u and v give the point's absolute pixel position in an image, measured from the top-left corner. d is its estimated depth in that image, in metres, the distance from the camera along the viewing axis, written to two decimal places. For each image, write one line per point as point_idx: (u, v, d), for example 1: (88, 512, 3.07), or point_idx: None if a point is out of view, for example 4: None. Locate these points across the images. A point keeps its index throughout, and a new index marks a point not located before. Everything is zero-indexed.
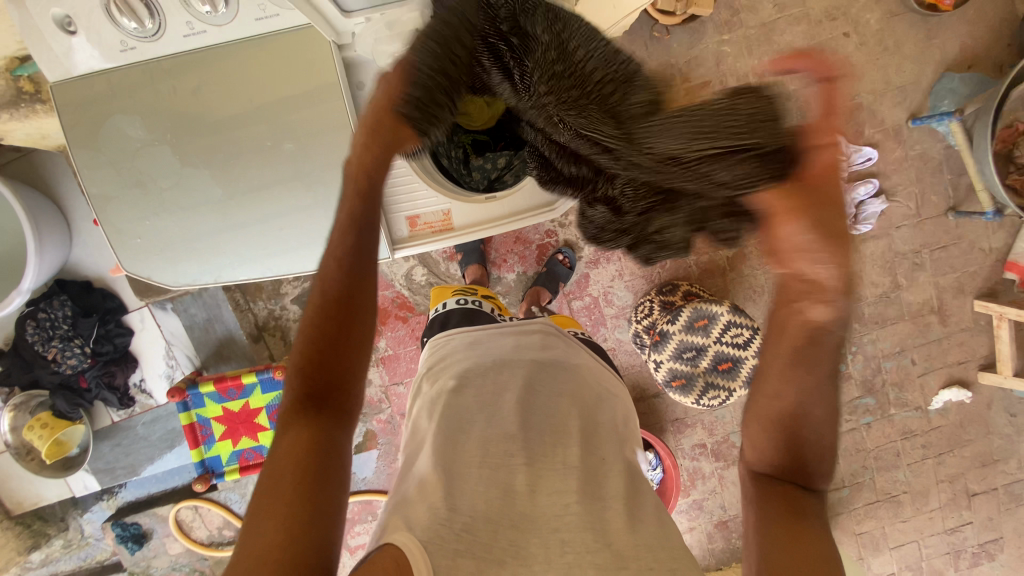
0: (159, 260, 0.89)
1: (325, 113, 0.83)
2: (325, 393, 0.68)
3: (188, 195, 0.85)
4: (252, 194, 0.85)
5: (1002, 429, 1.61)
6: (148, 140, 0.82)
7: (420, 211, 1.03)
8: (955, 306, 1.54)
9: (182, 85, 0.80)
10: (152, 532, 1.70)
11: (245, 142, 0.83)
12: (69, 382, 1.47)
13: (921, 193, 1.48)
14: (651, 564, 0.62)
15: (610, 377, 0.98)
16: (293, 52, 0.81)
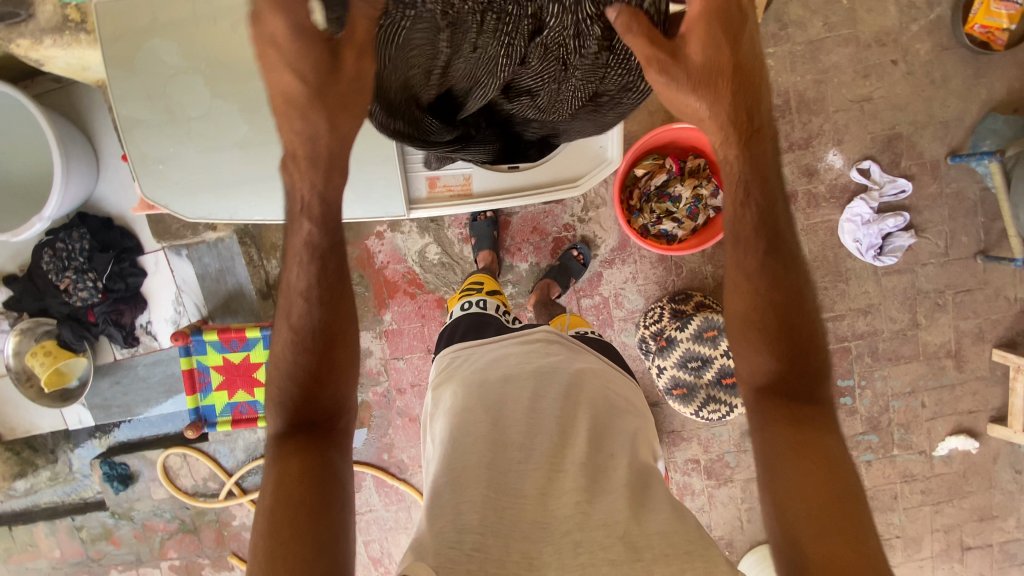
0: (175, 190, 0.90)
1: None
2: (314, 415, 0.70)
3: (214, 128, 0.86)
4: (277, 139, 0.87)
5: (1005, 484, 1.57)
6: (183, 68, 0.82)
7: (441, 172, 1.02)
8: (973, 352, 1.50)
9: (222, 18, 0.80)
10: (138, 475, 1.72)
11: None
12: (77, 315, 1.48)
13: (951, 232, 1.44)
14: (666, 551, 0.61)
15: (620, 378, 0.95)
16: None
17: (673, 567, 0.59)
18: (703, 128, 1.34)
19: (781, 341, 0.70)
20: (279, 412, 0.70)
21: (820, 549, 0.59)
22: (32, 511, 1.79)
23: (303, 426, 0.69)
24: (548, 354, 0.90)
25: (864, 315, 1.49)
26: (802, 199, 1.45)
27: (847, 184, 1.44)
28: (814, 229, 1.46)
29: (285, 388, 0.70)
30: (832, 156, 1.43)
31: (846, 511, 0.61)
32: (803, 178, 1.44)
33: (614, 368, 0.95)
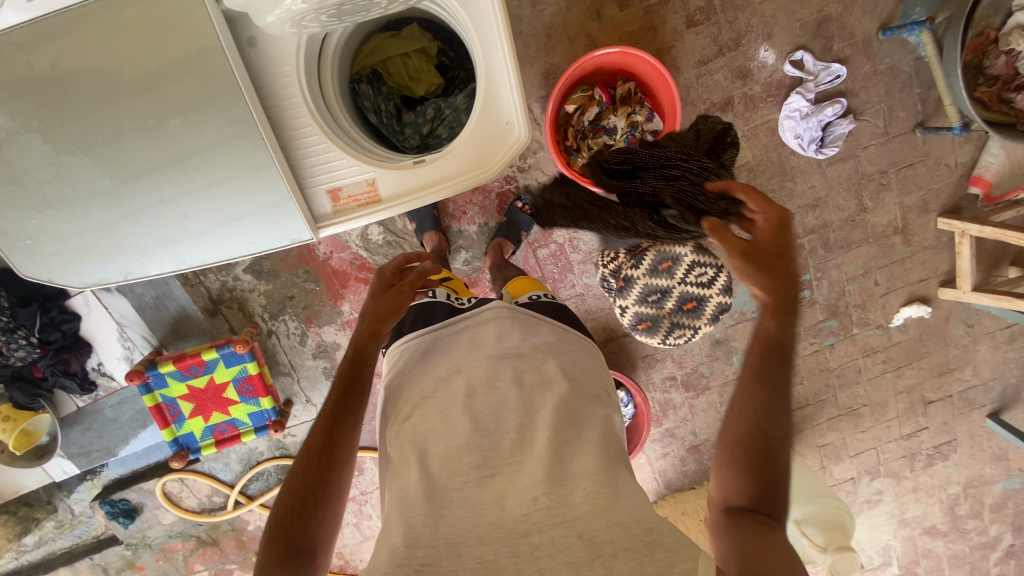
0: (58, 259, 0.85)
1: (201, 81, 0.78)
2: (300, 535, 0.72)
3: (72, 186, 0.80)
4: (144, 178, 0.81)
5: (958, 339, 1.68)
6: (15, 126, 0.75)
7: (341, 182, 0.94)
8: (919, 225, 1.54)
9: (35, 59, 0.73)
10: (142, 505, 1.74)
11: (125, 128, 0.78)
12: (21, 374, 1.41)
13: (889, 110, 1.42)
14: (625, 546, 0.65)
15: (574, 338, 1.01)
16: (156, 14, 0.74)
17: (632, 564, 0.63)
18: (627, 49, 1.26)
19: (759, 461, 0.74)
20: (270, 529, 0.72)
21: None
22: (50, 559, 1.80)
23: (285, 550, 0.70)
24: (501, 336, 0.95)
25: (813, 210, 1.50)
26: (739, 103, 1.40)
27: (782, 79, 1.39)
28: (755, 132, 1.42)
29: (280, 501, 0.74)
30: (763, 53, 1.36)
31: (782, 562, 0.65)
32: (737, 82, 1.38)
33: (569, 332, 1.01)
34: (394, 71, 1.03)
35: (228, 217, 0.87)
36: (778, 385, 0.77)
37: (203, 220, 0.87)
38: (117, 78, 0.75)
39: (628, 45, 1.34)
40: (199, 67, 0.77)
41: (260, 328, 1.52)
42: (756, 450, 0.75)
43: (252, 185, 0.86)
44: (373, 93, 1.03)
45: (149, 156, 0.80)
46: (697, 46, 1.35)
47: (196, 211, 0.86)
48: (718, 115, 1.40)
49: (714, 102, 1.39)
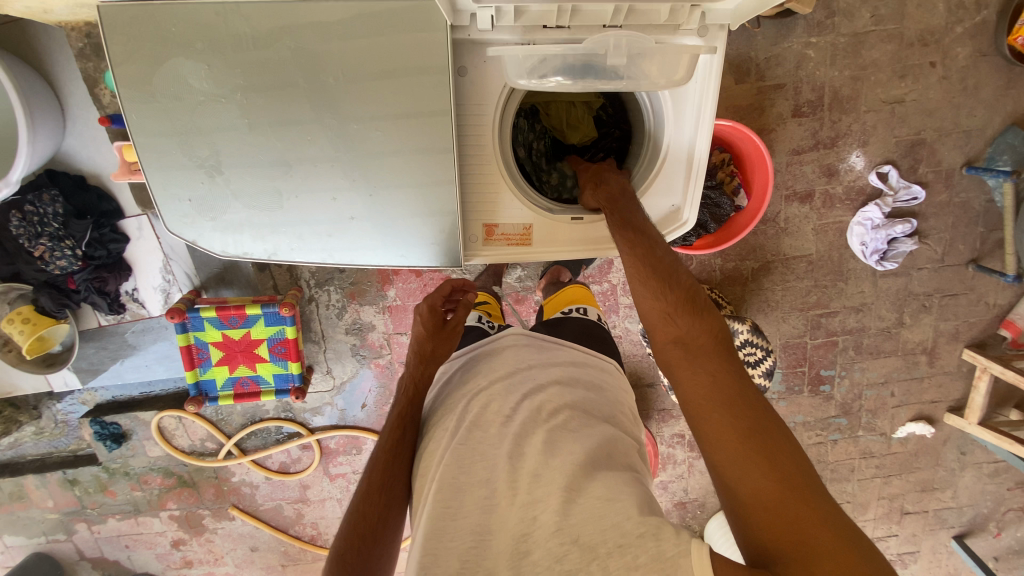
0: (208, 225, 0.85)
1: (413, 92, 0.80)
2: (356, 574, 0.77)
3: (252, 165, 0.81)
4: (326, 178, 0.83)
5: (948, 462, 1.76)
6: (214, 93, 0.76)
7: (500, 219, 0.96)
8: (946, 350, 1.61)
9: (256, 23, 0.74)
10: (131, 433, 1.71)
11: (322, 121, 0.80)
12: (56, 281, 1.38)
13: (950, 240, 1.48)
14: (620, 543, 0.64)
15: (599, 364, 1.00)
16: (382, 22, 0.75)
17: (627, 558, 0.63)
18: (737, 124, 1.29)
19: (662, 291, 0.80)
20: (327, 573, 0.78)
21: (730, 432, 0.66)
22: (19, 462, 1.77)
23: None
24: (517, 360, 0.94)
25: (856, 313, 1.56)
26: (818, 198, 1.45)
27: (863, 187, 1.44)
28: (824, 229, 1.48)
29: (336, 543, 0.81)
30: (854, 158, 1.41)
31: (742, 401, 0.68)
32: (822, 178, 1.43)
33: (587, 357, 0.99)
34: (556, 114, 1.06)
35: (391, 230, 0.89)
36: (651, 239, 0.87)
37: (367, 224, 0.88)
38: (329, 68, 0.77)
39: (734, 117, 1.37)
40: (413, 80, 0.79)
41: (303, 293, 1.51)
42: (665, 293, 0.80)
43: (424, 199, 0.87)
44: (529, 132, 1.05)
45: (336, 151, 0.82)
46: (795, 135, 1.39)
47: (362, 214, 0.87)
48: (796, 204, 1.45)
49: (796, 191, 1.44)
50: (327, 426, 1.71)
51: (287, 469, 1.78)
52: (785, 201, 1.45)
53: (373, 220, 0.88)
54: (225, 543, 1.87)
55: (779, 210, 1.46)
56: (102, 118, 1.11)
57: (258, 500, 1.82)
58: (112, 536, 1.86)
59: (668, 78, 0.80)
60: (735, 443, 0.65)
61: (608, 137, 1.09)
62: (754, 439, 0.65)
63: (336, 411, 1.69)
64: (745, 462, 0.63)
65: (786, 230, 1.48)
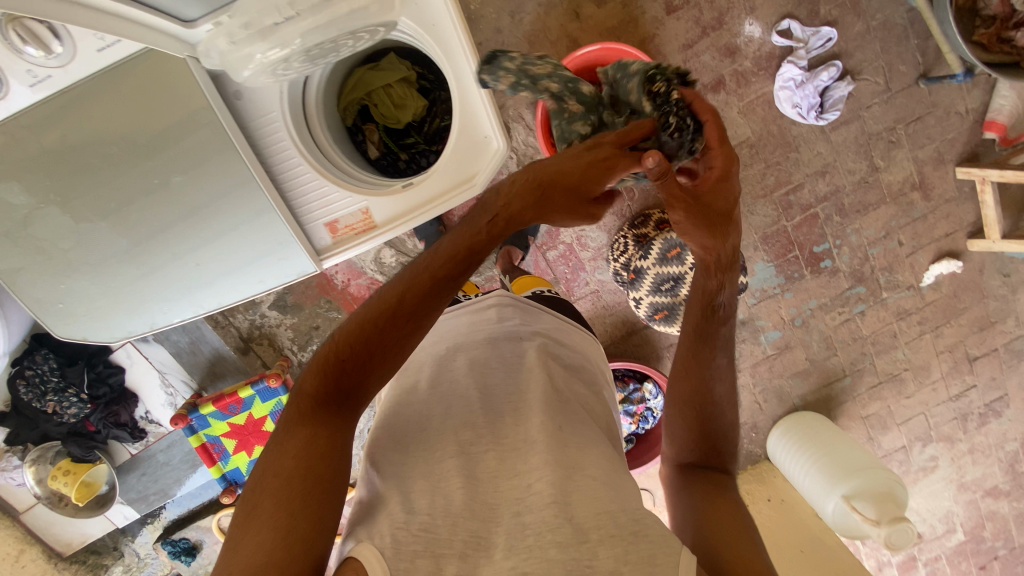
0: (86, 319, 0.96)
1: (197, 133, 0.87)
2: (352, 387, 0.67)
3: (91, 252, 0.89)
4: (161, 239, 0.92)
5: (997, 291, 1.61)
6: (32, 203, 0.83)
7: (337, 215, 1.07)
8: (937, 178, 1.48)
9: (41, 133, 0.80)
10: (202, 542, 1.80)
11: (127, 188, 0.86)
12: (77, 429, 1.51)
13: (888, 65, 1.38)
14: (612, 533, 0.65)
15: (574, 332, 1.03)
16: (141, 81, 0.82)
17: (617, 550, 0.63)
18: (607, 44, 1.28)
19: (703, 427, 0.82)
20: (321, 368, 0.67)
21: (721, 531, 0.69)
22: None
23: (327, 397, 0.66)
24: (502, 322, 0.96)
25: (823, 177, 1.47)
26: (731, 80, 1.39)
27: (772, 51, 1.37)
28: (751, 107, 1.41)
29: (341, 335, 0.68)
30: (749, 27, 1.35)
31: (733, 519, 0.72)
32: (726, 59, 1.37)
33: (565, 322, 1.03)
34: (382, 106, 1.16)
35: (236, 261, 0.99)
36: (712, 358, 0.83)
37: (212, 266, 0.98)
38: (117, 142, 0.83)
39: (610, 39, 1.35)
40: (192, 127, 0.87)
41: (291, 360, 1.57)
42: (703, 411, 0.82)
43: (254, 230, 0.98)
44: (370, 127, 1.19)
45: (164, 214, 0.90)
46: (679, 31, 1.35)
47: (206, 259, 0.97)
48: (711, 95, 1.40)
49: (705, 83, 1.39)
50: None
51: (347, 528, 1.81)
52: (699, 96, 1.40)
53: (215, 262, 0.98)
54: None
55: None
56: None
57: None
58: None
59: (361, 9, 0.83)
60: (728, 543, 0.67)
61: (438, 102, 1.20)
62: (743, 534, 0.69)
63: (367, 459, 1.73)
64: (731, 554, 0.66)
65: None
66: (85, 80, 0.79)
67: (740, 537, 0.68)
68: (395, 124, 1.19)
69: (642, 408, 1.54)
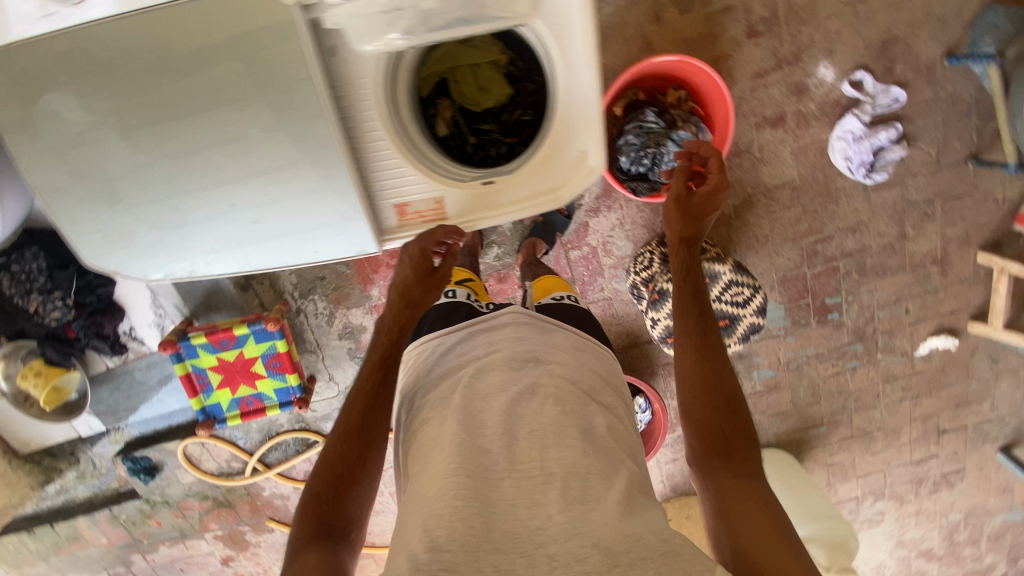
0: (123, 253, 0.89)
1: (284, 86, 0.80)
2: (334, 511, 0.75)
3: (141, 185, 0.83)
4: (220, 186, 0.85)
5: (981, 373, 1.68)
6: (90, 122, 0.78)
7: (409, 199, 1.00)
8: (958, 257, 1.52)
9: (109, 43, 0.74)
10: (163, 464, 1.78)
11: (195, 126, 0.80)
12: (56, 333, 1.46)
13: (944, 139, 1.39)
14: (643, 555, 0.67)
15: (592, 351, 1.00)
16: (231, 15, 0.74)
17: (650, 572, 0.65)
18: (686, 58, 1.23)
19: (711, 384, 0.83)
20: (304, 507, 0.76)
21: (747, 520, 0.71)
22: (69, 506, 1.86)
23: (318, 534, 0.73)
24: (519, 340, 0.94)
25: (853, 234, 1.48)
26: (792, 119, 1.37)
27: (839, 98, 1.35)
28: (804, 151, 1.40)
29: (313, 477, 0.78)
30: (823, 70, 1.33)
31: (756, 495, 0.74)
32: (792, 98, 1.35)
33: (586, 341, 1.00)
34: (465, 85, 1.04)
35: (295, 227, 0.92)
36: (710, 325, 0.87)
37: (271, 227, 0.91)
38: (192, 71, 0.77)
39: (684, 51, 1.30)
40: (281, 61, 0.78)
41: (289, 306, 1.54)
42: (713, 371, 0.83)
43: (325, 194, 0.90)
44: (444, 102, 1.06)
45: (226, 157, 0.84)
46: (755, 58, 1.32)
47: (265, 217, 0.90)
48: (768, 130, 1.38)
49: (766, 116, 1.36)
50: None
51: None
52: (757, 129, 1.38)
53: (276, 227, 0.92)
54: (271, 553, 1.96)
55: (752, 139, 1.39)
56: None
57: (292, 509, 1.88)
58: (168, 561, 1.97)
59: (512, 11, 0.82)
60: (757, 535, 0.69)
61: (523, 93, 1.07)
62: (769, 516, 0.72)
63: None
64: (761, 552, 0.67)
65: (763, 158, 1.40)
66: (172, 2, 0.73)
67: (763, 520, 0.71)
68: (473, 106, 1.07)
69: None
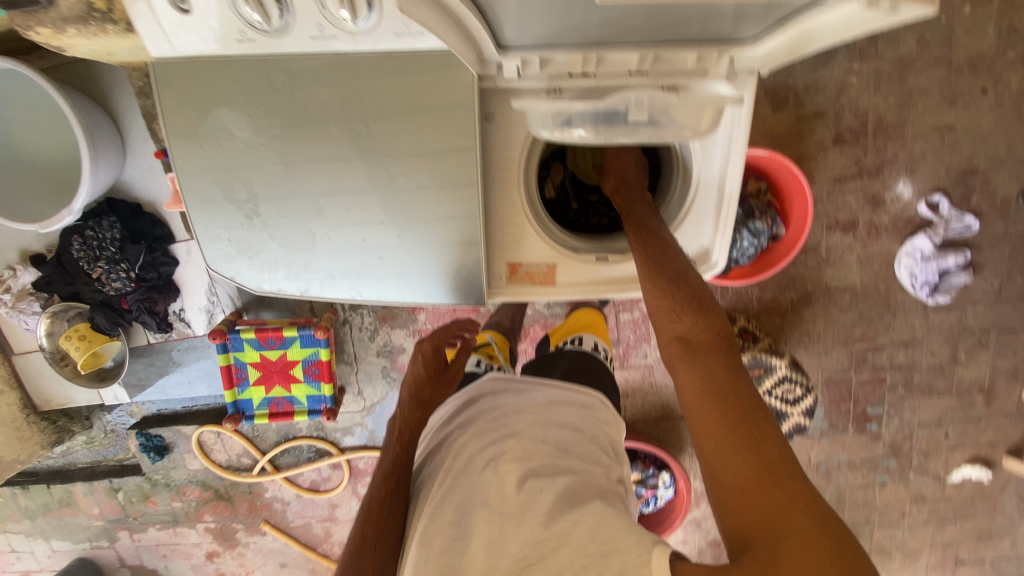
0: (245, 262, 0.90)
1: (447, 140, 0.83)
2: None
3: (283, 205, 0.85)
4: (355, 219, 0.87)
5: (1010, 510, 1.64)
6: (256, 143, 0.81)
7: (524, 259, 0.98)
8: (1005, 390, 1.50)
9: (296, 77, 0.78)
10: (174, 445, 1.76)
11: (348, 166, 0.83)
12: (110, 302, 1.45)
13: (1009, 273, 1.40)
14: (584, 564, 0.66)
15: (584, 404, 0.92)
16: (413, 71, 0.79)
17: None
18: (775, 154, 1.26)
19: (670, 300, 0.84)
20: None
21: (712, 431, 0.69)
22: (69, 470, 1.86)
23: None
24: (495, 401, 0.90)
25: (905, 348, 1.48)
26: (863, 228, 1.39)
27: (912, 216, 1.38)
28: (870, 260, 1.41)
29: None
30: (901, 187, 1.36)
31: (733, 401, 0.71)
32: (867, 207, 1.37)
33: (570, 392, 0.93)
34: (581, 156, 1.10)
35: (410, 268, 0.92)
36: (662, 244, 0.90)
37: (393, 265, 0.91)
38: (360, 115, 0.81)
39: (770, 145, 1.34)
40: (449, 119, 0.82)
41: (337, 316, 1.56)
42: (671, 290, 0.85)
43: (452, 242, 0.90)
44: (556, 167, 1.09)
45: (369, 195, 0.85)
46: (837, 164, 1.35)
47: (391, 254, 0.90)
48: (838, 234, 1.40)
49: (838, 220, 1.39)
50: (356, 447, 1.73)
51: (318, 487, 1.80)
52: (827, 231, 1.40)
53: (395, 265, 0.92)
54: (256, 557, 1.91)
55: (820, 240, 1.41)
56: (159, 152, 1.22)
57: (288, 516, 1.85)
58: (152, 544, 1.92)
59: (694, 125, 0.78)
60: (722, 450, 0.67)
61: None
62: (738, 426, 0.68)
63: (365, 432, 1.72)
64: (728, 466, 0.66)
65: (828, 260, 1.42)
66: (368, 53, 0.78)
67: (727, 431, 0.68)
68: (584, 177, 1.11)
69: (649, 492, 1.53)
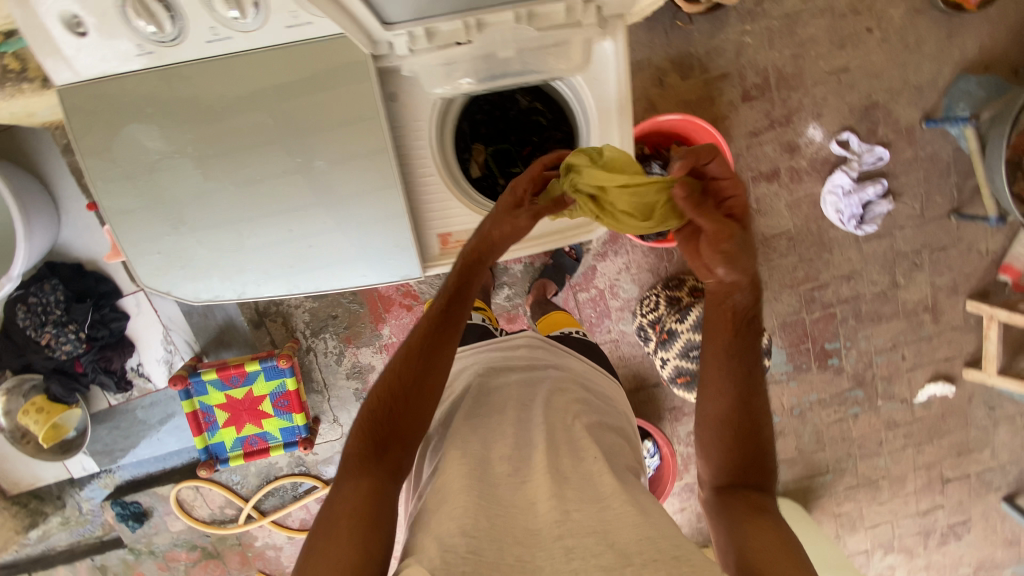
0: (180, 272, 0.94)
1: (354, 124, 0.87)
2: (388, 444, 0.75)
3: (207, 207, 0.89)
4: (280, 210, 0.90)
5: (979, 421, 1.71)
6: (170, 151, 0.85)
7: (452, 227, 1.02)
8: (949, 305, 1.58)
9: (197, 84, 0.82)
10: (153, 510, 1.69)
11: (291, 181, 0.89)
12: (63, 367, 1.43)
13: (926, 194, 1.49)
14: (655, 557, 0.59)
15: (605, 382, 1.02)
16: (308, 61, 0.83)
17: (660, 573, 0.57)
18: (689, 116, 1.32)
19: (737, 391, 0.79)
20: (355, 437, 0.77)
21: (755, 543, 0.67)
22: (48, 556, 1.76)
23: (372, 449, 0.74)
24: (534, 359, 0.98)
25: (848, 281, 1.55)
26: (785, 174, 1.47)
27: (828, 156, 1.46)
28: (798, 203, 1.49)
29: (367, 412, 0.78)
30: (812, 130, 1.45)
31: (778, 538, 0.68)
32: (785, 155, 1.46)
33: (592, 368, 1.03)
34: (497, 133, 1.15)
35: (338, 249, 0.95)
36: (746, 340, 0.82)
37: (325, 251, 0.95)
38: (265, 112, 0.85)
39: (685, 111, 1.42)
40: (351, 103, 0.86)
41: (300, 344, 1.55)
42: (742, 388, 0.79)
43: (377, 222, 0.94)
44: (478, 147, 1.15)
45: (294, 189, 0.90)
46: (750, 118, 1.43)
47: (320, 242, 0.94)
48: (764, 184, 1.47)
49: (761, 171, 1.47)
50: None
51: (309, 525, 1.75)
52: (754, 182, 1.47)
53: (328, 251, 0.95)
54: None
55: (749, 192, 1.48)
56: (91, 204, 1.22)
57: (284, 561, 1.79)
58: None
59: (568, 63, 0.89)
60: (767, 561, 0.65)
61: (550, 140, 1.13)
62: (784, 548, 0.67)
63: None
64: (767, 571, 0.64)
65: (761, 210, 1.49)
66: (265, 49, 0.82)
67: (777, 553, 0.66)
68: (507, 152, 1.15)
69: None
